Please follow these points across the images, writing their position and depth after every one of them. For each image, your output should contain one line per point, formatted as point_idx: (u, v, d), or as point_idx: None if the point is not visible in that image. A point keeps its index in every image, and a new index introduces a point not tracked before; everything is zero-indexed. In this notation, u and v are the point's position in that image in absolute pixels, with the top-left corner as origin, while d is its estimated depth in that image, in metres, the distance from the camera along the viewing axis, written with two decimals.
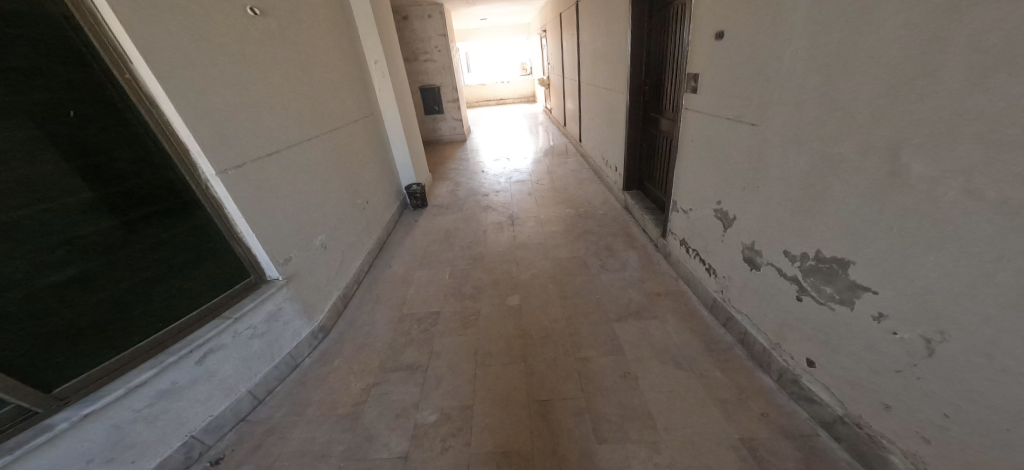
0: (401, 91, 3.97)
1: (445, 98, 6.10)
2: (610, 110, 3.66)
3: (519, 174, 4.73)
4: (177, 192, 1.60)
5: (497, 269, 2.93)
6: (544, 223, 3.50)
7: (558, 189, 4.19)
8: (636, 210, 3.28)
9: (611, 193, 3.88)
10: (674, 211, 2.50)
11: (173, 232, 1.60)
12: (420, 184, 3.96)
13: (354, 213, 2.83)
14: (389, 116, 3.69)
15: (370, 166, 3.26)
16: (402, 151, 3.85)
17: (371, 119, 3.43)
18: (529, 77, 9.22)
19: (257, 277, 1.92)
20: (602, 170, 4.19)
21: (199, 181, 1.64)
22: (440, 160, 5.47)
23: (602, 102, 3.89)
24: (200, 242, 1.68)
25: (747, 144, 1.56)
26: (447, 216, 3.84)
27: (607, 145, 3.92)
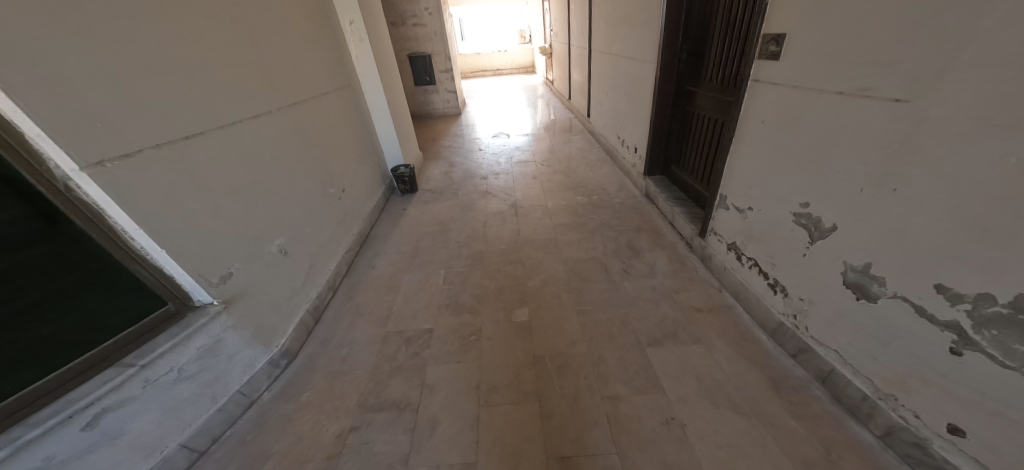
0: (384, 59, 3.30)
1: (437, 68, 5.40)
2: (627, 81, 3.00)
3: (521, 154, 4.13)
4: (13, 197, 1.01)
5: (501, 272, 2.42)
6: (553, 213, 2.92)
7: (566, 171, 3.60)
8: (660, 202, 2.71)
9: (625, 176, 3.31)
10: (718, 210, 2.00)
11: (16, 260, 1.02)
12: (409, 166, 3.38)
13: (326, 208, 2.29)
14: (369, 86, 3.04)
15: (346, 144, 2.67)
16: (386, 129, 3.25)
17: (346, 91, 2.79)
18: (529, 45, 8.36)
19: (177, 303, 1.38)
20: (613, 149, 3.61)
21: (53, 179, 1.06)
22: (432, 138, 4.83)
23: (616, 72, 3.24)
24: (74, 266, 1.14)
25: (878, 125, 1.07)
26: (438, 204, 3.25)
27: (621, 122, 3.31)
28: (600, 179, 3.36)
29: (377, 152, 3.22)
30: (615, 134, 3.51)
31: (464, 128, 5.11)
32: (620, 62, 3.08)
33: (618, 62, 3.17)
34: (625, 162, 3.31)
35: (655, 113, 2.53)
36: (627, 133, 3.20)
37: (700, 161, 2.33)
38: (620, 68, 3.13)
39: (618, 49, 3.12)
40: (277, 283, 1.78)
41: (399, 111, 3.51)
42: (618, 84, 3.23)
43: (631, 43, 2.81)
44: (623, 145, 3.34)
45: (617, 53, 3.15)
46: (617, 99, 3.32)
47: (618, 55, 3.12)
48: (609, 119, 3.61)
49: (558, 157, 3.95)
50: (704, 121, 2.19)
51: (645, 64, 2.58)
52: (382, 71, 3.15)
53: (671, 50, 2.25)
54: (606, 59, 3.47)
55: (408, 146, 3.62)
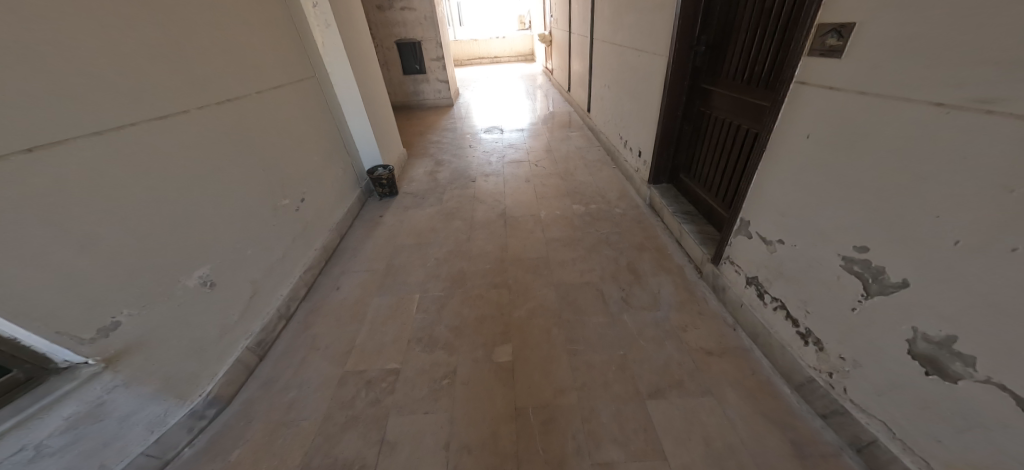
0: (360, 47, 2.87)
1: (428, 56, 4.93)
2: (632, 75, 2.60)
3: (516, 152, 3.70)
4: None
5: (483, 298, 2.08)
6: (547, 225, 2.54)
7: (563, 174, 3.19)
8: (666, 216, 2.31)
9: (627, 181, 2.92)
10: (736, 234, 1.61)
11: None
12: (388, 167, 2.93)
13: (274, 223, 1.91)
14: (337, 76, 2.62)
15: (311, 146, 2.27)
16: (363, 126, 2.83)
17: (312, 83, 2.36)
18: (529, 32, 7.77)
19: (30, 368, 1.08)
20: (614, 151, 3.22)
21: None
22: (419, 132, 4.39)
23: (620, 64, 2.83)
24: None
25: (1008, 155, 0.73)
26: (419, 210, 2.82)
27: (623, 120, 2.90)
28: (601, 184, 2.96)
29: (352, 152, 2.81)
30: (617, 132, 3.10)
31: (455, 121, 4.68)
32: (626, 53, 2.67)
33: (622, 53, 2.76)
34: (627, 165, 2.91)
35: (663, 112, 2.12)
36: (630, 135, 2.82)
37: (714, 173, 1.92)
38: (626, 61, 2.72)
39: (623, 39, 2.71)
40: (191, 325, 1.45)
41: (379, 106, 3.10)
42: (622, 79, 2.83)
43: (639, 32, 2.40)
44: (625, 147, 2.93)
45: (623, 44, 2.74)
46: (620, 96, 2.92)
47: (624, 46, 2.72)
48: (611, 116, 3.19)
49: (555, 157, 3.54)
50: (723, 125, 1.78)
51: (655, 58, 2.18)
52: (358, 61, 2.75)
53: (686, 38, 1.86)
54: (610, 49, 3.05)
55: (389, 144, 3.20)
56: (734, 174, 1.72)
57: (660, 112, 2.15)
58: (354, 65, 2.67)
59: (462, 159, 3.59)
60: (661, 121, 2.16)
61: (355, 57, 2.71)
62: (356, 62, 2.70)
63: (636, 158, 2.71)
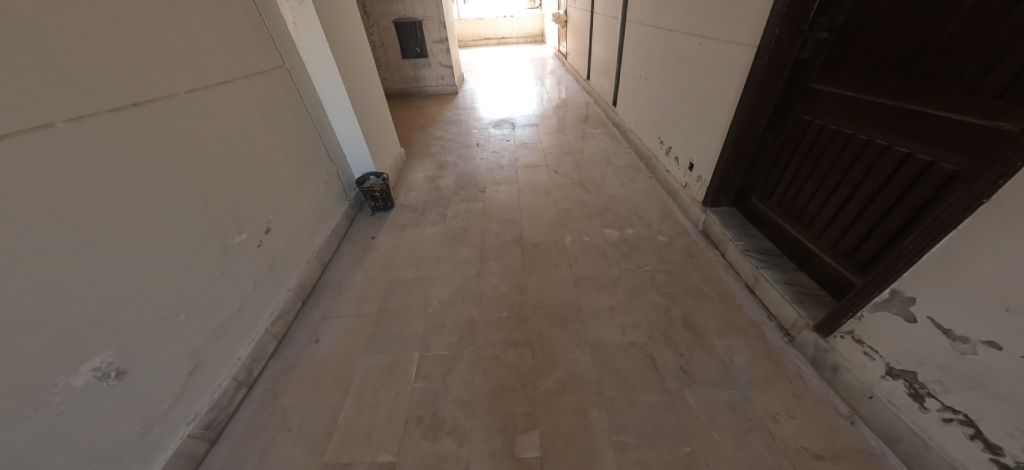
0: (350, 26, 2.19)
1: (429, 37, 4.13)
2: (683, 68, 1.94)
3: (529, 152, 2.85)
4: None
5: (501, 362, 1.61)
6: (575, 257, 1.93)
7: (589, 184, 2.41)
8: (732, 254, 1.76)
9: (667, 196, 2.22)
10: (874, 309, 1.15)
11: None
12: (383, 175, 2.25)
13: (224, 272, 1.32)
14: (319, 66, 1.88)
15: (283, 156, 1.65)
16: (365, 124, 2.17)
17: (287, 72, 1.70)
18: (537, 10, 6.94)
19: None
20: (645, 156, 2.50)
21: None
22: (419, 123, 3.61)
23: (663, 52, 2.15)
24: None
25: None
26: (419, 234, 2.15)
27: (665, 122, 2.22)
28: (637, 197, 2.26)
29: (338, 158, 2.12)
30: (655, 132, 2.38)
31: (459, 112, 3.88)
32: (675, 36, 1.99)
33: (668, 37, 2.07)
34: (669, 175, 2.21)
35: (738, 123, 1.52)
36: (673, 142, 2.14)
37: (816, 210, 1.38)
38: (671, 49, 2.05)
39: (670, 19, 2.03)
40: (85, 436, 0.94)
41: (375, 101, 2.43)
42: (666, 71, 2.14)
43: (699, 8, 1.72)
44: (668, 154, 2.22)
45: (668, 26, 2.06)
46: (661, 91, 2.25)
47: (669, 28, 2.04)
48: (646, 113, 2.48)
49: (578, 157, 2.73)
50: (843, 149, 1.22)
51: (730, 45, 1.53)
52: (346, 45, 2.09)
53: (795, 21, 1.25)
54: (648, 31, 2.34)
55: (387, 146, 2.52)
56: (860, 219, 1.20)
57: (732, 122, 1.56)
58: (342, 50, 2.01)
59: (469, 160, 2.83)
60: (734, 133, 1.57)
61: (342, 39, 2.04)
62: (344, 47, 2.03)
63: (686, 170, 2.03)
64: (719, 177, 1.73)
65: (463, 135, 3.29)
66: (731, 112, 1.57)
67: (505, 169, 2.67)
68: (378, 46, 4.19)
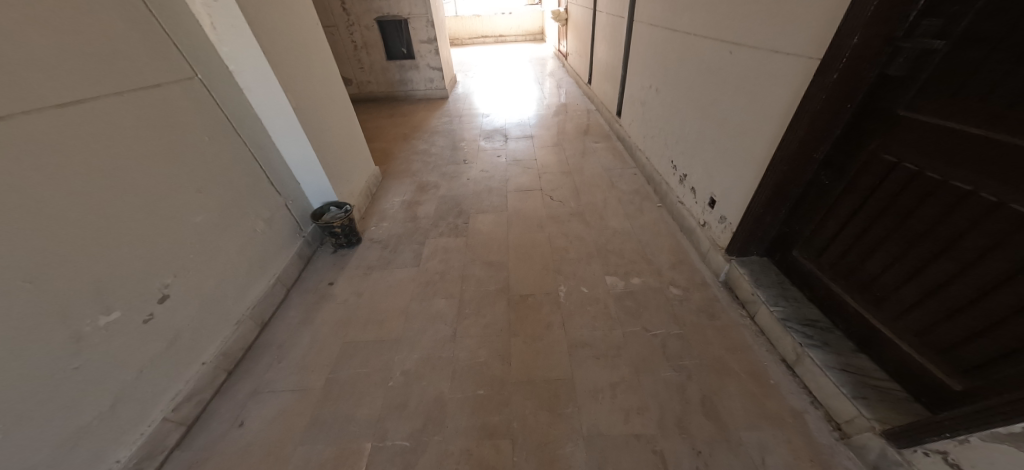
0: (312, 27, 1.77)
1: (417, 37, 3.42)
2: (702, 83, 1.51)
3: (527, 170, 2.39)
4: None
5: (474, 462, 1.20)
6: (570, 314, 1.57)
7: (590, 213, 1.99)
8: (766, 320, 1.35)
9: (678, 231, 1.78)
10: (990, 439, 0.76)
11: None
12: (347, 207, 1.76)
13: (71, 366, 0.93)
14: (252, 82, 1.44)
15: (191, 196, 1.22)
16: (322, 147, 1.74)
17: (203, 82, 1.28)
18: (537, 5, 6.50)
19: None
20: (654, 180, 2.06)
21: None
22: (403, 132, 3.03)
23: (675, 60, 1.71)
24: None
25: None
26: (388, 283, 1.73)
27: (676, 143, 1.79)
28: (647, 234, 1.82)
29: (289, 187, 1.67)
30: (665, 147, 1.92)
31: (447, 120, 3.25)
32: (691, 42, 1.56)
33: (681, 43, 1.64)
34: (683, 207, 1.76)
35: (784, 158, 1.11)
36: (687, 169, 1.71)
37: (892, 281, 0.97)
38: (685, 59, 1.61)
39: (683, 22, 1.60)
40: None
41: (343, 117, 1.99)
42: (679, 83, 1.71)
43: (727, 9, 1.30)
44: (681, 181, 1.77)
45: (681, 29, 1.63)
46: (671, 107, 1.82)
47: (683, 33, 1.60)
48: (654, 129, 2.04)
49: (581, 179, 2.27)
50: (952, 205, 0.81)
51: (776, 56, 1.11)
52: (302, 52, 1.67)
53: (884, 27, 0.84)
54: (657, 35, 1.90)
55: (354, 166, 2.04)
56: (977, 308, 0.81)
57: (774, 156, 1.14)
58: (293, 58, 1.59)
59: (456, 180, 2.32)
60: (777, 170, 1.15)
61: (295, 43, 1.62)
62: (296, 55, 1.62)
63: (704, 204, 1.59)
64: (751, 222, 1.31)
65: (448, 149, 2.71)
66: (772, 144, 1.16)
67: (494, 196, 2.16)
68: (359, 46, 3.46)
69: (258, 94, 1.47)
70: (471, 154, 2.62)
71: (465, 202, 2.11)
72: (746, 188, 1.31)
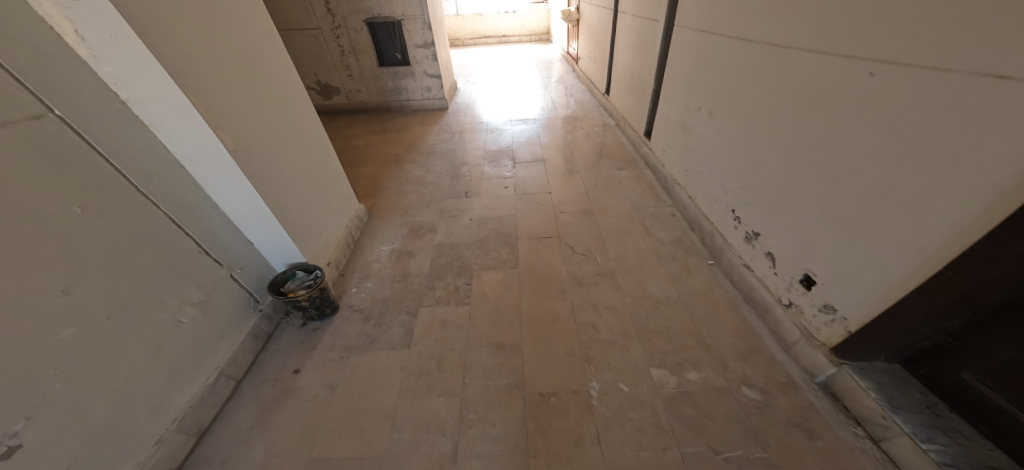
0: (268, 30, 1.21)
1: (415, 41, 2.77)
2: (805, 120, 0.97)
3: (543, 201, 1.86)
4: None
5: None
6: (606, 424, 1.14)
7: (624, 271, 1.52)
8: (908, 455, 0.91)
9: (744, 305, 1.37)
10: None
11: None
12: (320, 273, 1.32)
13: None
14: (175, 136, 0.95)
15: (49, 306, 0.76)
16: (283, 199, 1.22)
17: (67, 122, 0.78)
18: (541, 3, 6.03)
19: None
20: (700, 226, 1.56)
21: None
22: (396, 153, 2.46)
23: (752, 83, 1.14)
24: None
25: None
26: (371, 368, 1.32)
27: (738, 186, 1.27)
28: (702, 309, 1.39)
29: (236, 251, 1.18)
30: (717, 186, 1.40)
31: (444, 137, 2.64)
32: (786, 56, 1.00)
33: (770, 60, 1.05)
34: (750, 272, 1.32)
35: (996, 260, 0.66)
36: (759, 229, 1.22)
37: None
38: (772, 81, 1.05)
39: (778, 32, 1.01)
40: None
41: (316, 152, 1.45)
42: (755, 114, 1.14)
43: (882, 6, 0.75)
44: (744, 238, 1.31)
45: (767, 40, 1.06)
46: (734, 144, 1.27)
47: (777, 46, 1.02)
48: (704, 163, 1.47)
49: (608, 223, 1.70)
50: None
51: (993, 86, 0.61)
52: (251, 68, 1.11)
53: None
54: (715, 45, 1.31)
55: (329, 211, 1.52)
56: None
57: (966, 256, 0.69)
58: (233, 77, 1.04)
59: (455, 221, 1.80)
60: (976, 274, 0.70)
61: (238, 55, 1.07)
62: (240, 74, 1.07)
63: (793, 281, 1.14)
64: (897, 332, 0.87)
65: (446, 177, 2.14)
66: (972, 232, 0.68)
67: (501, 249, 1.63)
68: (347, 51, 2.76)
69: (172, 133, 0.94)
70: (473, 183, 2.05)
71: (467, 253, 1.63)
72: (888, 281, 0.84)
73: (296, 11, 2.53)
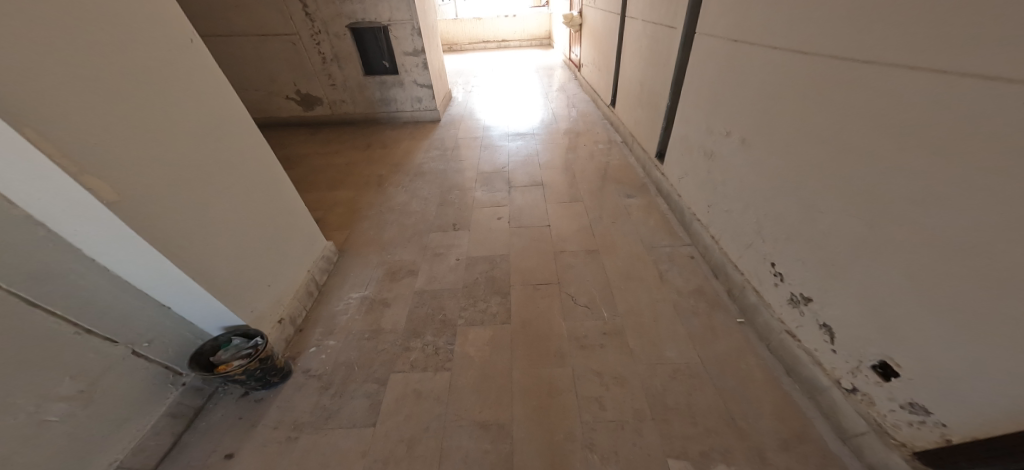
0: (188, 38, 0.89)
1: (403, 46, 2.50)
2: (907, 163, 0.67)
3: (544, 231, 1.54)
4: None
5: None
6: None
7: (636, 329, 1.23)
8: None
9: (786, 377, 1.07)
10: None
11: None
12: (264, 340, 1.05)
13: None
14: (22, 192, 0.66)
15: None
16: (202, 263, 0.89)
17: None
18: (542, 8, 5.80)
19: None
20: (728, 275, 1.23)
21: None
22: (379, 173, 2.01)
23: (817, 108, 0.84)
24: None
25: None
26: (324, 455, 1.01)
27: (782, 236, 0.98)
28: (733, 382, 1.08)
29: (132, 322, 0.91)
30: (753, 230, 1.09)
31: (435, 155, 2.17)
32: (873, 74, 0.71)
33: (847, 78, 0.76)
34: (795, 341, 1.04)
35: None
36: (817, 295, 0.93)
37: None
38: (851, 108, 0.76)
39: (860, 43, 0.73)
40: None
41: (268, 190, 1.12)
42: (819, 148, 0.84)
43: None
44: (787, 299, 1.03)
45: (845, 52, 0.76)
46: (781, 183, 0.97)
47: (857, 60, 0.74)
48: (732, 200, 1.15)
49: (616, 267, 1.38)
50: None
51: None
52: (153, 89, 0.80)
53: None
54: (757, 58, 1.02)
55: (288, 259, 1.21)
56: None
57: None
58: (116, 108, 0.73)
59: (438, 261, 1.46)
60: None
61: (127, 75, 0.75)
62: (130, 102, 0.75)
63: (861, 365, 0.86)
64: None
65: (434, 205, 1.74)
66: None
67: (490, 299, 1.34)
68: (329, 58, 2.49)
69: (9, 183, 0.65)
70: (462, 212, 1.68)
71: (450, 304, 1.33)
72: None
73: (270, 14, 2.27)
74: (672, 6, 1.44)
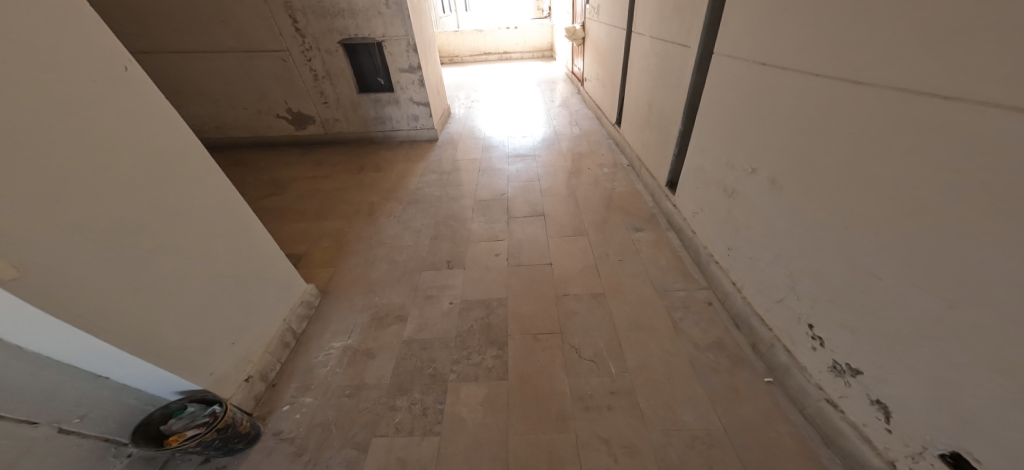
0: (121, 66, 0.74)
1: (397, 63, 2.39)
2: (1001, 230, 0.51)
3: (546, 269, 1.41)
4: None
5: None
6: None
7: (648, 387, 1.05)
8: None
9: (824, 452, 0.87)
10: None
11: None
12: (226, 406, 0.92)
13: None
14: None
15: None
16: (129, 334, 0.74)
17: None
18: (546, 19, 5.73)
19: None
20: (753, 330, 1.07)
21: None
22: (370, 200, 1.88)
23: (869, 149, 0.67)
24: None
25: None
26: None
27: (825, 299, 0.81)
28: (762, 454, 0.88)
29: (50, 400, 0.77)
30: (784, 285, 0.93)
31: (431, 179, 2.05)
32: (944, 115, 0.56)
33: (909, 118, 0.60)
34: (837, 412, 0.84)
35: None
36: (868, 368, 0.75)
37: None
38: (920, 155, 0.59)
39: (931, 74, 0.57)
40: None
41: (229, 236, 0.98)
42: (871, 198, 0.68)
43: None
44: (828, 367, 0.85)
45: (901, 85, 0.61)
46: (819, 234, 0.80)
47: (925, 94, 0.58)
48: (759, 247, 0.99)
49: (625, 315, 1.23)
50: None
51: None
52: (73, 133, 0.66)
53: None
54: (785, 84, 0.84)
55: (255, 310, 1.07)
56: None
57: None
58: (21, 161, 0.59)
59: (431, 304, 1.33)
60: None
61: (36, 120, 0.61)
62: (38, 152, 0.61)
63: (926, 454, 0.67)
64: None
65: (426, 239, 1.61)
66: None
67: (485, 351, 1.19)
68: (320, 75, 2.39)
69: None
70: (456, 248, 1.55)
71: (441, 355, 1.19)
72: None
73: (259, 32, 2.18)
74: (684, 21, 1.29)
